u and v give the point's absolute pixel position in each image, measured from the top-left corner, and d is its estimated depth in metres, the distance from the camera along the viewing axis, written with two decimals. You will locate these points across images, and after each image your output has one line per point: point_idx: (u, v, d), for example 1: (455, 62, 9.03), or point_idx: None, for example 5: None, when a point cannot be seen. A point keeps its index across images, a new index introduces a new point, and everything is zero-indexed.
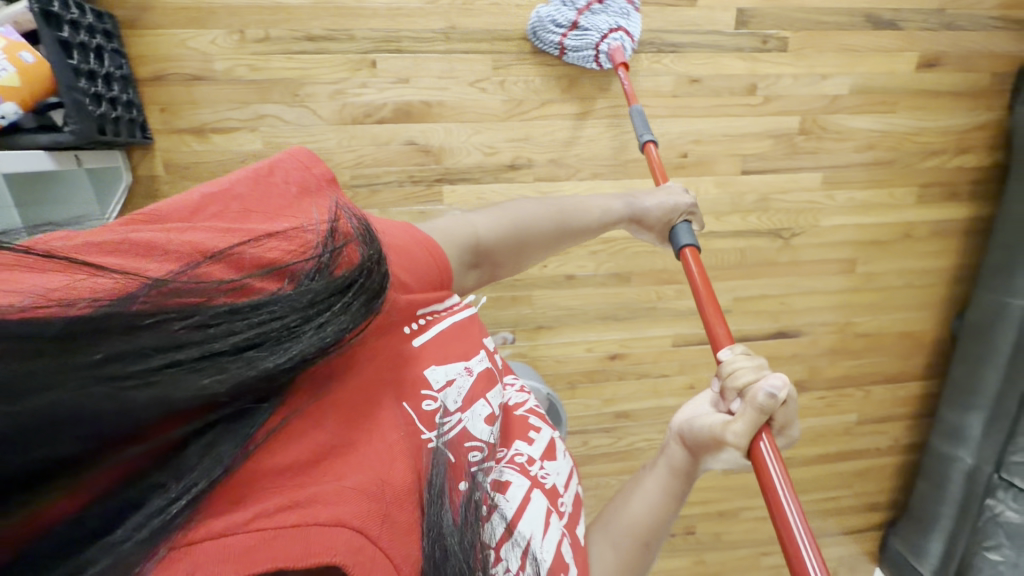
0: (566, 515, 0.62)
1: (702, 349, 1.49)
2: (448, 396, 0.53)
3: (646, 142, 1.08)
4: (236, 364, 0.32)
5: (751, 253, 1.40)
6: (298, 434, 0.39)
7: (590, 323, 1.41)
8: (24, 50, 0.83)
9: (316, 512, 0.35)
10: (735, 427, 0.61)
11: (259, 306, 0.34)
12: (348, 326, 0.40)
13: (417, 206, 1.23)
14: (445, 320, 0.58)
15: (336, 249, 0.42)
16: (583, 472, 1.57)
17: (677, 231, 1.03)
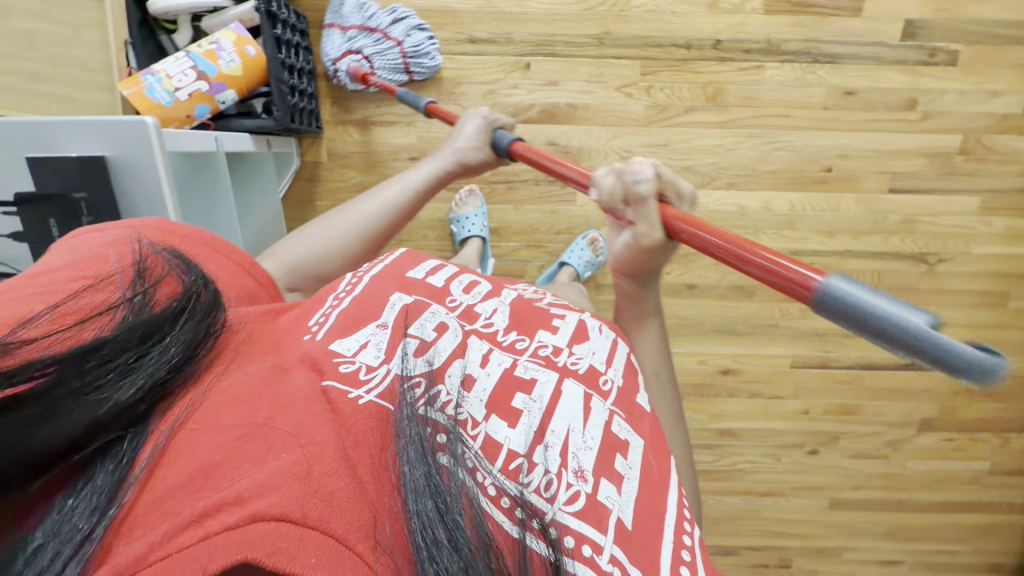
0: (613, 392, 0.61)
1: (821, 373, 1.42)
2: (366, 356, 0.54)
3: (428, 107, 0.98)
4: (85, 404, 0.37)
5: (890, 276, 1.32)
6: (195, 448, 0.40)
7: (705, 335, 1.39)
8: (249, 45, 0.93)
9: (231, 514, 0.36)
10: (644, 224, 0.62)
11: (91, 350, 0.38)
12: (182, 346, 0.44)
13: (549, 206, 1.28)
14: (355, 291, 0.64)
15: (151, 288, 0.46)
16: None
17: (494, 140, 0.94)
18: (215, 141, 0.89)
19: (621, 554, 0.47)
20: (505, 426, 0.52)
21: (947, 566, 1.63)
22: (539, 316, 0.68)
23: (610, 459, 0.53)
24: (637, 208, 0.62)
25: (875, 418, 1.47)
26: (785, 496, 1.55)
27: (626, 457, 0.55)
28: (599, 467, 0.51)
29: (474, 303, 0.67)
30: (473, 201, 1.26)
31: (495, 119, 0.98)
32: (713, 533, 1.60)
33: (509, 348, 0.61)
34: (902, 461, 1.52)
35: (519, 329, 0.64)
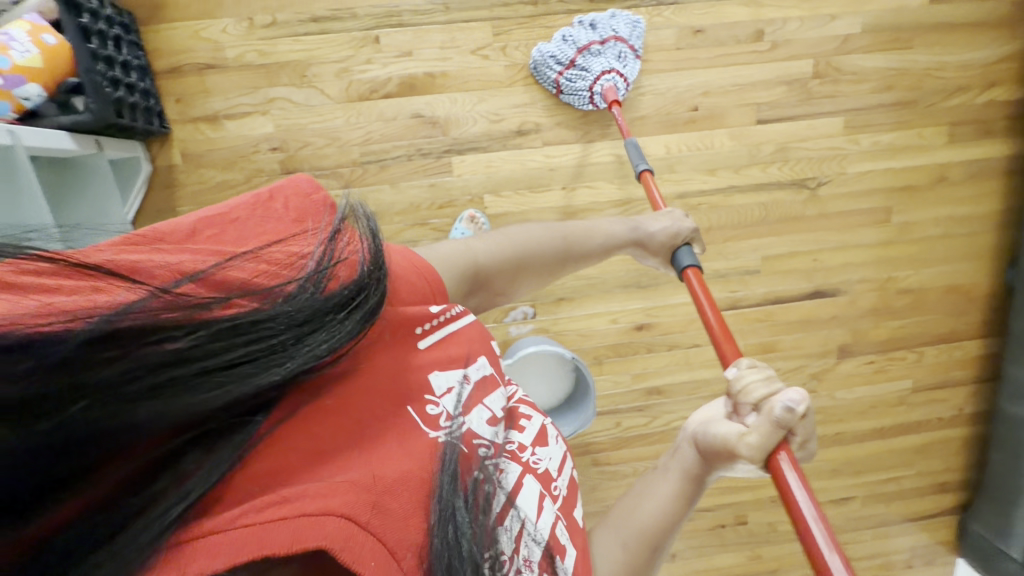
0: (559, 498, 0.62)
1: (734, 315, 1.41)
2: (448, 403, 0.50)
3: (641, 171, 1.06)
4: (231, 376, 0.32)
5: (776, 207, 1.34)
6: (296, 439, 0.39)
7: (612, 293, 1.37)
8: (46, 33, 0.88)
9: (309, 503, 0.36)
10: (749, 439, 0.59)
11: (258, 323, 0.33)
12: (331, 345, 0.39)
13: (427, 179, 1.24)
14: (449, 325, 0.57)
15: (333, 265, 0.41)
16: (621, 456, 1.49)
17: (677, 255, 0.97)
18: (8, 134, 0.81)
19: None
20: None
21: (898, 494, 1.63)
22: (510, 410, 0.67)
23: (553, 560, 0.56)
24: (758, 421, 0.59)
25: (794, 353, 1.46)
26: None
27: (564, 559, 0.57)
28: (545, 561, 0.55)
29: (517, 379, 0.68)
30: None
31: (684, 229, 0.98)
32: None
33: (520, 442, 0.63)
34: (831, 393, 1.51)
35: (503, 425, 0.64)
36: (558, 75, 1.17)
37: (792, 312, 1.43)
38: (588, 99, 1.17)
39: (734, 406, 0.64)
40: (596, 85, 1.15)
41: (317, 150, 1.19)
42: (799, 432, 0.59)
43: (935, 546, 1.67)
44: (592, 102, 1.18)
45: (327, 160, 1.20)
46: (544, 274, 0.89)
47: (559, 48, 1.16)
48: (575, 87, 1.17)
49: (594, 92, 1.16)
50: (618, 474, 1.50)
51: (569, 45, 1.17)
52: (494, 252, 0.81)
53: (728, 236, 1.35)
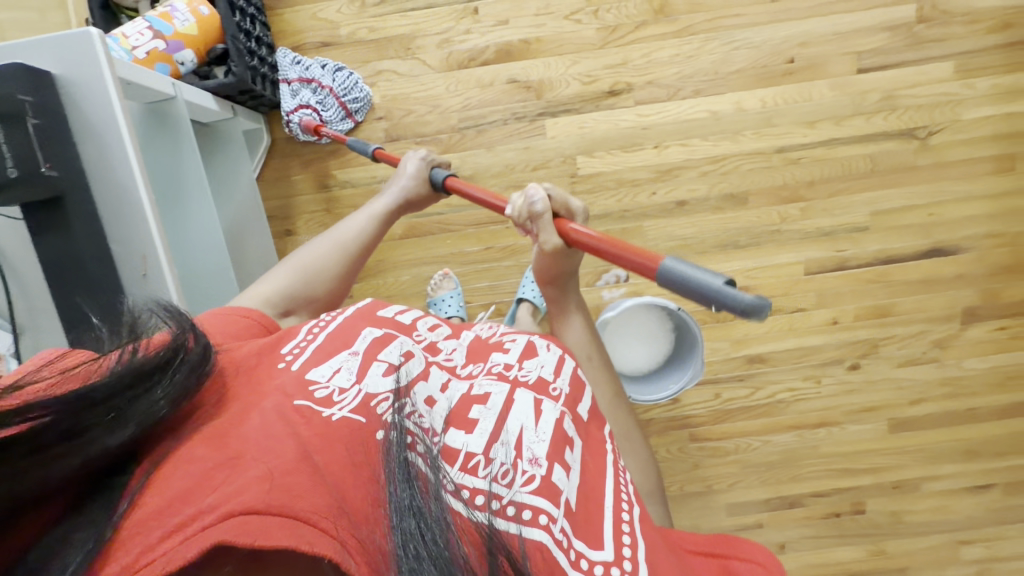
0: (563, 397, 0.60)
1: (843, 276, 1.33)
2: (339, 380, 0.51)
3: (372, 152, 1.04)
4: (77, 446, 0.35)
5: (884, 158, 1.28)
6: (185, 470, 0.40)
7: (709, 253, 1.32)
8: (201, 5, 0.99)
9: (205, 517, 0.37)
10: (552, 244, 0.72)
11: (88, 394, 0.36)
12: (170, 400, 0.42)
13: (522, 141, 1.26)
14: (330, 326, 0.58)
15: (142, 337, 0.44)
16: (722, 431, 1.40)
17: (431, 178, 0.97)
18: (173, 86, 0.89)
19: (570, 526, 0.49)
20: (462, 433, 0.51)
21: None
22: (492, 345, 0.67)
23: (562, 450, 0.53)
24: (538, 229, 0.73)
25: (912, 316, 1.35)
26: (840, 424, 1.41)
27: (574, 450, 0.55)
28: (553, 454, 0.52)
29: (437, 339, 0.63)
30: (449, 281, 1.30)
31: (431, 158, 1.00)
32: (770, 483, 1.43)
33: (466, 376, 0.59)
34: (957, 362, 1.38)
35: (473, 359, 0.63)
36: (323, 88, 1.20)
37: (906, 271, 1.33)
38: (346, 114, 1.22)
39: (531, 234, 0.76)
40: (347, 102, 1.21)
41: (419, 118, 1.25)
42: (559, 209, 0.75)
43: None
44: (351, 116, 1.23)
45: (428, 127, 1.26)
46: (353, 270, 0.85)
47: (307, 69, 1.20)
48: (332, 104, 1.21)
49: (348, 108, 1.21)
50: (720, 449, 1.41)
51: (311, 70, 1.20)
52: (291, 274, 0.78)
53: (832, 190, 1.29)
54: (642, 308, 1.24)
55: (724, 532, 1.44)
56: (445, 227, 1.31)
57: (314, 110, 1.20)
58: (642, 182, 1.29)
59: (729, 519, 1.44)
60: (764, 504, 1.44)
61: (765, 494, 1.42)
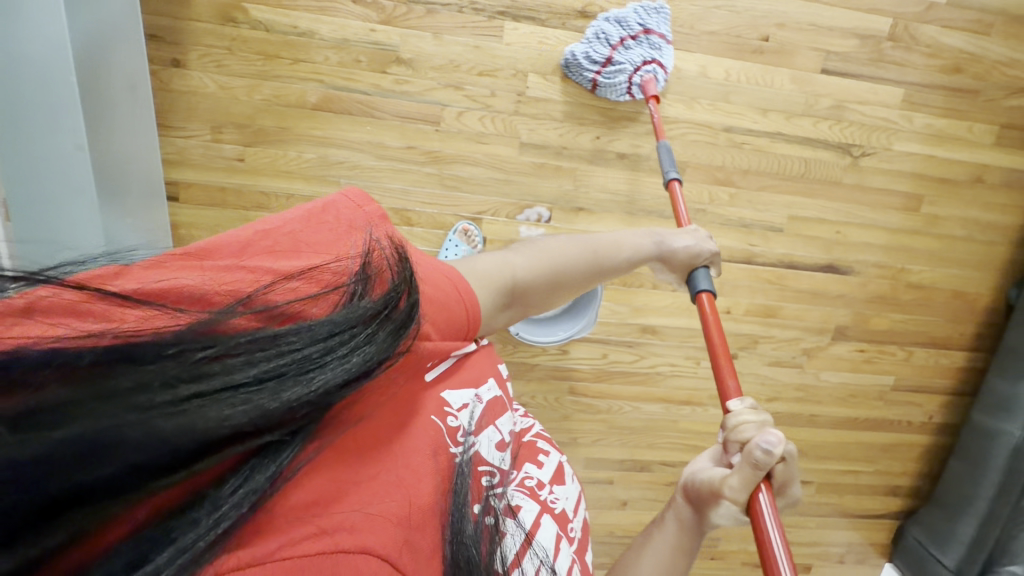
0: (575, 541, 0.62)
1: (747, 270, 1.37)
2: (464, 420, 0.55)
3: (670, 180, 1.05)
4: (262, 393, 0.33)
5: (816, 166, 1.31)
6: (337, 468, 0.42)
7: (633, 215, 1.29)
8: None
9: (346, 536, 0.37)
10: (731, 481, 0.59)
11: (282, 336, 0.36)
12: (363, 360, 0.39)
13: (473, 39, 1.14)
14: (468, 347, 0.62)
15: (364, 283, 0.44)
16: (598, 389, 1.44)
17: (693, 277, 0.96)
18: None
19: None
20: None
21: (853, 488, 1.66)
22: (525, 444, 0.67)
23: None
24: (746, 465, 0.59)
25: (793, 323, 1.44)
26: (704, 406, 1.50)
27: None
28: None
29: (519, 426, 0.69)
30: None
31: (703, 249, 0.97)
32: (630, 445, 1.51)
33: None
34: (816, 372, 1.50)
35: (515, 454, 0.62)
36: (597, 73, 1.14)
37: (801, 281, 1.40)
38: (627, 91, 1.15)
39: (724, 439, 0.65)
40: (636, 77, 1.13)
41: None
42: (776, 472, 0.62)
43: (869, 545, 1.72)
44: (631, 94, 1.16)
45: None
46: (577, 285, 0.84)
47: (591, 48, 1.12)
48: (615, 82, 1.14)
49: (633, 84, 1.14)
50: (593, 407, 1.46)
51: (604, 44, 1.13)
52: (539, 260, 0.78)
53: (762, 184, 1.31)
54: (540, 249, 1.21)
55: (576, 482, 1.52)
56: (368, 110, 1.16)
57: (637, 69, 1.12)
58: (589, 123, 1.22)
59: (582, 470, 1.51)
60: (619, 463, 1.53)
61: (622, 453, 1.50)
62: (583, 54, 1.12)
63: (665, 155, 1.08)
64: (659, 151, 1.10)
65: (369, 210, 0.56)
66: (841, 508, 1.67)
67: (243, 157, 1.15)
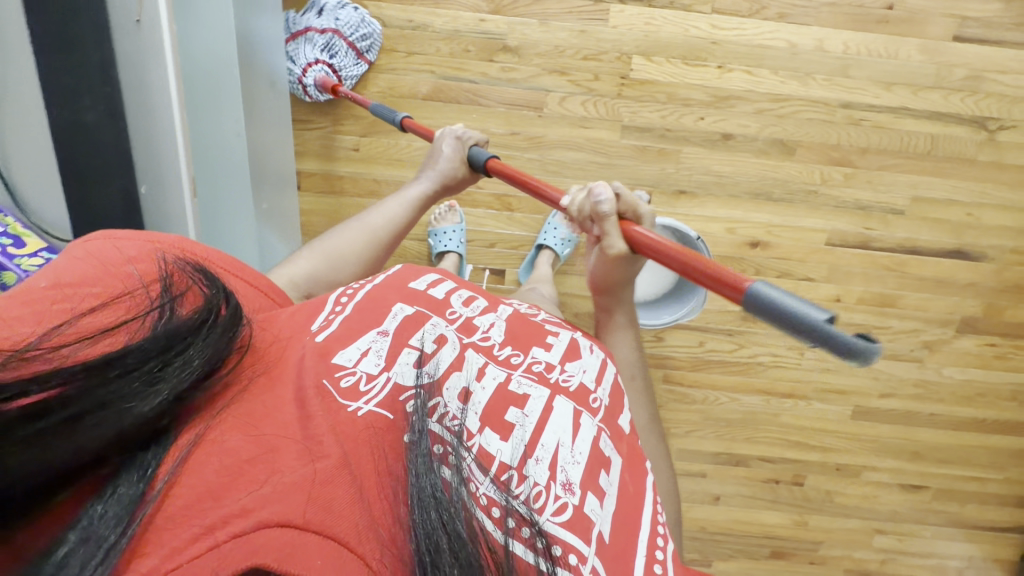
0: (602, 410, 0.60)
1: (862, 255, 1.29)
2: (365, 365, 0.52)
3: (399, 121, 1.03)
4: (106, 414, 0.36)
5: (946, 142, 1.21)
6: (217, 455, 0.40)
7: (738, 197, 1.25)
8: None
9: (241, 521, 0.37)
10: (608, 245, 0.73)
11: (116, 359, 0.37)
12: (203, 360, 0.43)
13: (579, 23, 1.15)
14: (359, 296, 0.61)
15: (177, 300, 0.46)
16: (694, 378, 1.41)
17: (472, 156, 0.96)
18: None
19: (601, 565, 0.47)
20: (498, 438, 0.51)
21: (975, 497, 1.52)
22: (531, 328, 0.66)
23: (596, 475, 0.52)
24: (600, 225, 0.74)
25: (912, 313, 1.34)
26: (807, 400, 1.43)
27: (609, 473, 0.54)
28: (587, 481, 0.51)
29: (473, 316, 0.64)
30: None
31: (469, 137, 1.00)
32: (725, 438, 1.47)
33: (504, 362, 0.59)
34: (937, 367, 1.39)
35: (513, 344, 0.62)
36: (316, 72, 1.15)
37: (924, 267, 1.30)
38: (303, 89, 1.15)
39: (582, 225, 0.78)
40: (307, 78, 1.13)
41: None
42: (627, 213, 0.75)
43: (992, 561, 1.57)
44: (308, 93, 1.15)
45: None
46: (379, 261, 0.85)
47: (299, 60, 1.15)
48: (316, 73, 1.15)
49: (306, 84, 1.14)
50: (688, 396, 1.43)
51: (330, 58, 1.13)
52: (318, 258, 0.78)
53: (883, 163, 1.23)
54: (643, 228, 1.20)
55: None
56: (475, 98, 1.19)
57: (304, 73, 1.13)
58: (695, 103, 1.19)
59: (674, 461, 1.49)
60: (713, 456, 1.48)
61: (718, 445, 1.46)
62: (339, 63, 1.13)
63: (383, 109, 1.07)
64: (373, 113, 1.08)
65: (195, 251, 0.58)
66: (959, 518, 1.54)
67: (359, 147, 1.22)
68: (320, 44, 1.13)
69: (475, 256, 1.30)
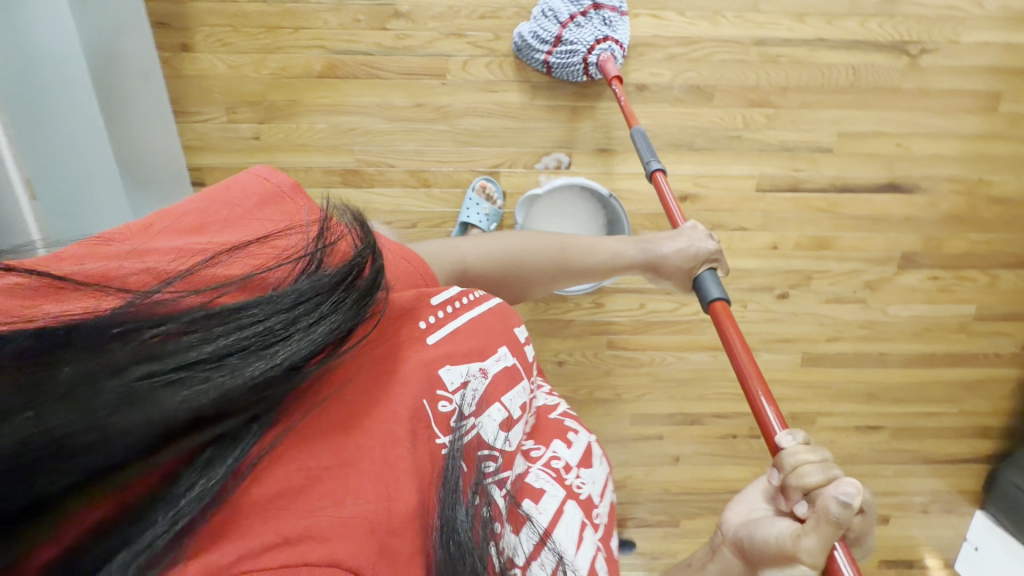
0: (601, 526, 0.62)
1: (794, 199, 1.26)
2: (461, 400, 0.53)
3: (652, 171, 1.02)
4: (224, 368, 0.34)
5: (868, 72, 1.17)
6: (308, 452, 0.41)
7: (661, 151, 1.21)
8: None
9: (314, 546, 0.36)
10: (806, 541, 0.54)
11: (240, 310, 0.36)
12: (331, 329, 0.40)
13: None
14: (469, 314, 0.60)
15: (324, 252, 0.44)
16: (639, 341, 1.39)
17: (702, 279, 0.93)
18: None
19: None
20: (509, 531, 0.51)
21: (934, 432, 1.51)
22: (553, 421, 0.68)
23: None
24: (814, 517, 0.54)
25: (851, 254, 1.31)
26: (755, 351, 1.40)
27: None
28: None
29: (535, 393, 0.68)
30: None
31: (704, 245, 0.99)
32: (678, 398, 1.45)
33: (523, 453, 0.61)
34: (882, 306, 1.37)
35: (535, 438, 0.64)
36: (547, 54, 1.11)
37: (859, 206, 1.27)
38: (583, 72, 1.12)
39: (782, 482, 0.61)
40: (591, 57, 1.09)
41: None
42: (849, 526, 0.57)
43: (954, 492, 1.58)
44: (588, 75, 1.12)
45: None
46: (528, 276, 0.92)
47: (539, 26, 1.09)
48: (569, 65, 1.11)
49: (589, 64, 1.09)
50: (635, 360, 1.40)
51: (552, 21, 1.10)
52: (494, 251, 0.88)
53: (805, 101, 1.18)
54: (558, 189, 1.16)
55: (625, 439, 1.48)
56: (373, 71, 1.14)
57: (591, 48, 1.08)
58: None
59: (630, 426, 1.47)
60: (667, 417, 1.47)
61: (671, 405, 1.45)
62: (531, 34, 1.09)
63: (642, 142, 1.05)
64: (634, 140, 1.06)
65: (291, 197, 0.58)
66: (920, 454, 1.54)
67: (260, 135, 1.17)
68: (599, 22, 1.10)
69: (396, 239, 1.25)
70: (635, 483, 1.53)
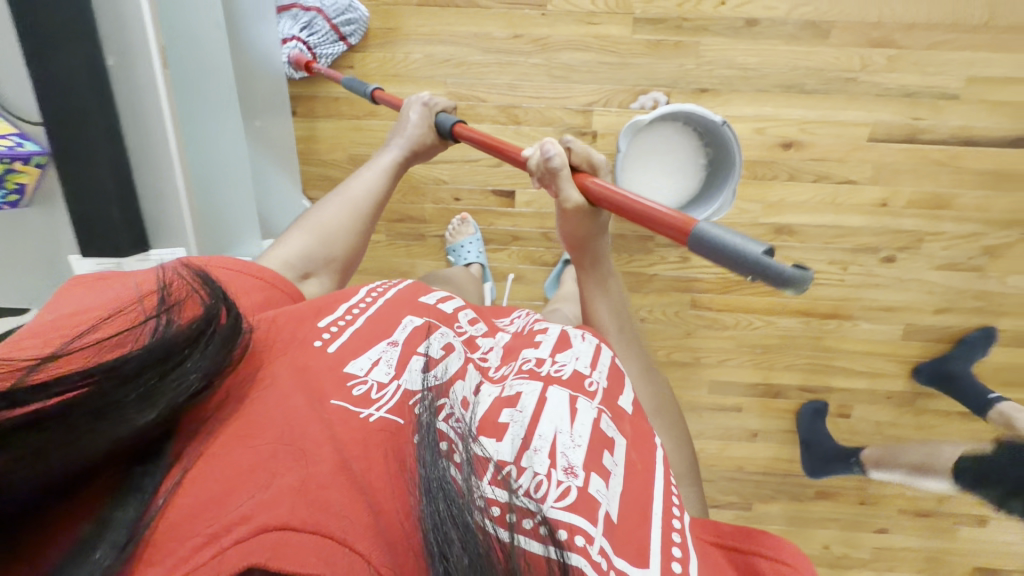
0: (599, 393, 0.55)
1: (912, 151, 1.16)
2: (377, 373, 0.48)
3: (372, 91, 1.00)
4: (104, 426, 0.33)
5: (1000, 11, 1.10)
6: (207, 469, 0.37)
7: (767, 92, 1.14)
8: None
9: (240, 529, 0.34)
10: (568, 194, 0.76)
11: (112, 366, 0.33)
12: (200, 375, 0.39)
13: None
14: (369, 309, 0.55)
15: (174, 308, 0.41)
16: (724, 301, 1.31)
17: (437, 123, 0.91)
18: None
19: (609, 547, 0.43)
20: (493, 442, 0.46)
21: None
22: (533, 336, 0.64)
23: (599, 453, 0.48)
24: (556, 180, 0.77)
25: (971, 214, 1.20)
26: (853, 320, 1.29)
27: (614, 454, 0.49)
28: (591, 462, 0.47)
29: (476, 335, 0.62)
30: (469, 226, 1.24)
31: (436, 103, 0.93)
32: (762, 367, 1.36)
33: (502, 379, 0.55)
34: (1001, 276, 1.24)
35: (513, 356, 0.59)
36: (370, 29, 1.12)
37: (984, 160, 1.16)
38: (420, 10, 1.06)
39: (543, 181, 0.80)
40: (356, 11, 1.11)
41: None
42: (578, 161, 0.79)
43: None
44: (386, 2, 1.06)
45: None
46: (369, 232, 0.80)
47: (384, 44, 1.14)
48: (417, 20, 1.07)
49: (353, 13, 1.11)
50: (719, 322, 1.32)
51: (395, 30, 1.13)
52: (306, 235, 0.74)
53: (931, 41, 1.11)
54: (665, 119, 1.08)
55: (700, 409, 1.39)
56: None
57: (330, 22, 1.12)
58: None
59: (707, 395, 1.38)
60: (748, 388, 1.37)
61: (753, 373, 1.36)
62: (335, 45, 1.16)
63: (356, 83, 1.04)
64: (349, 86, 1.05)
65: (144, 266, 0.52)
66: None
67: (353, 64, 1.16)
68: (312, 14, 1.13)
69: (480, 176, 1.23)
70: (707, 458, 1.44)
